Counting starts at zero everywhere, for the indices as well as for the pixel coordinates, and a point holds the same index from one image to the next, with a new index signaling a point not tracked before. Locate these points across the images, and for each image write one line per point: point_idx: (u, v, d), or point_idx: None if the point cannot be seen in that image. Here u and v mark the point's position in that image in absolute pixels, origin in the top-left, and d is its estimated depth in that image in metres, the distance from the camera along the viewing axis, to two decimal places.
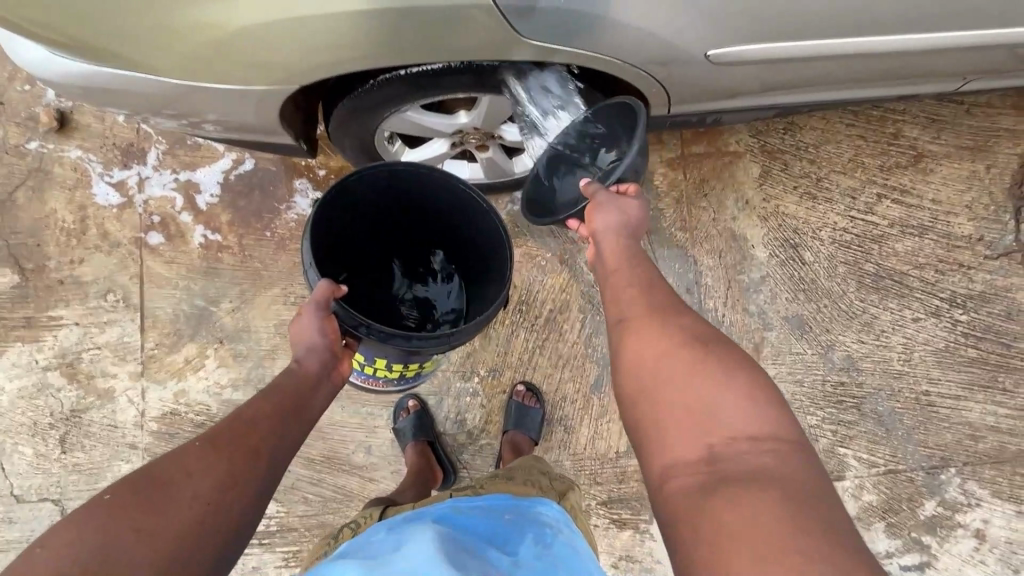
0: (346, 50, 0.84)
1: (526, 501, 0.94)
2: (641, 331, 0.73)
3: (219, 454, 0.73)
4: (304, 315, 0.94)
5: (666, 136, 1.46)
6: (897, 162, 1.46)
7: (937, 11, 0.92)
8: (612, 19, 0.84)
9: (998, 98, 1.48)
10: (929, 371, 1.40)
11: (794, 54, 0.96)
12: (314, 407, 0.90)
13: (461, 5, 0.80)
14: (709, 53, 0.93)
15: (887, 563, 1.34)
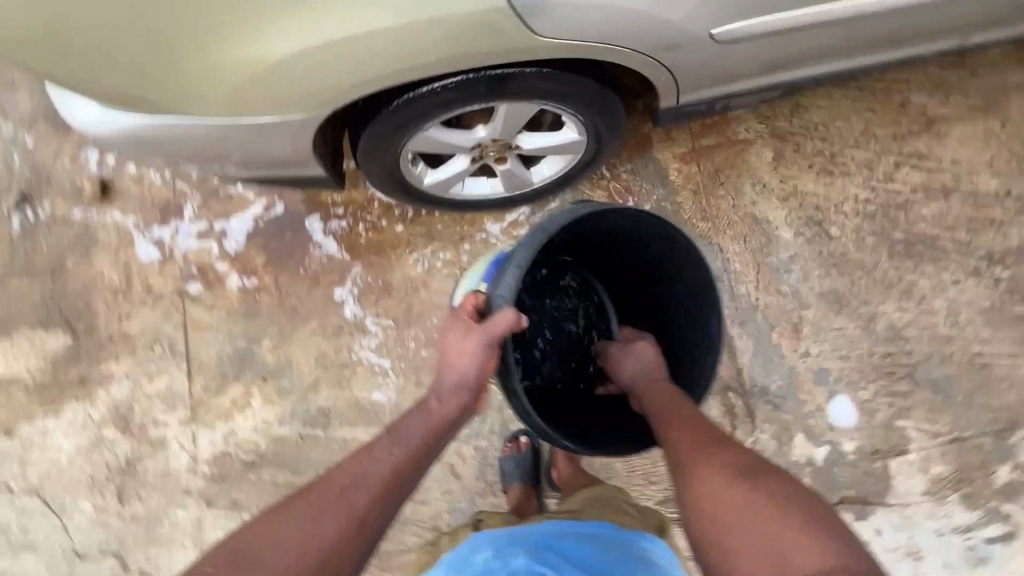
0: (370, 67, 0.89)
1: (633, 535, 1.02)
2: (696, 471, 0.79)
3: (326, 532, 0.75)
4: (473, 341, 0.97)
5: (676, 132, 1.49)
6: (910, 130, 1.47)
7: None
8: (622, 8, 0.88)
9: (1001, 54, 1.49)
10: (978, 332, 1.37)
11: (792, 23, 1.00)
12: (431, 457, 0.92)
13: (476, 13, 0.85)
14: (712, 32, 0.97)
15: (970, 536, 1.28)
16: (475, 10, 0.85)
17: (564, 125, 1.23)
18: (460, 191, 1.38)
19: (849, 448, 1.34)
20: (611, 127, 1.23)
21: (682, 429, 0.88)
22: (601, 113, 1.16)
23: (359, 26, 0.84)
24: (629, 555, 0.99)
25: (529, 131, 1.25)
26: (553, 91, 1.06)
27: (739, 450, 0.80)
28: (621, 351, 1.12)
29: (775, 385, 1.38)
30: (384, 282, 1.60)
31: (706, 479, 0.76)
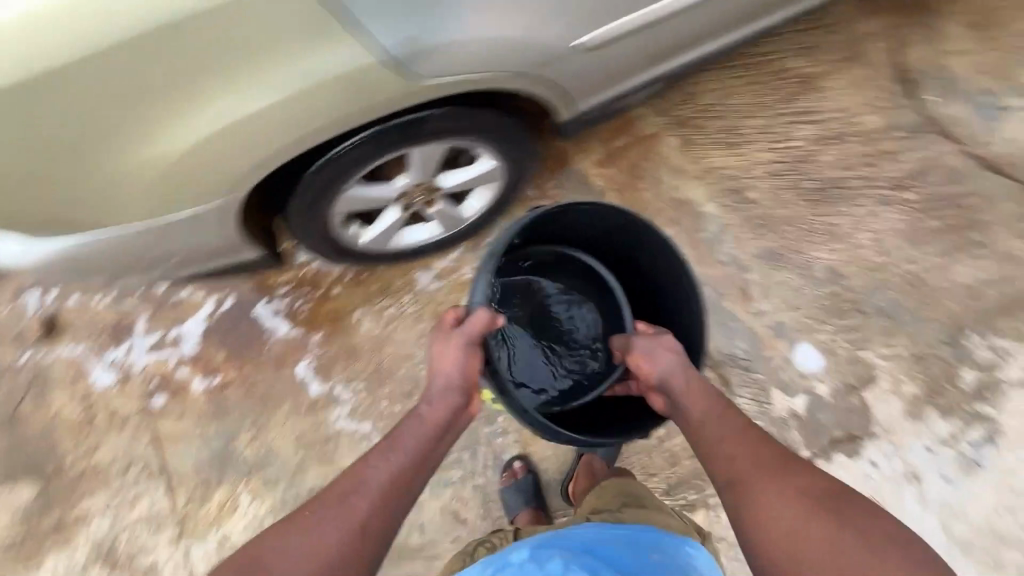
0: (274, 138, 0.89)
1: (674, 545, 1.03)
2: (763, 498, 0.76)
3: (330, 537, 0.78)
4: (453, 344, 1.00)
5: (587, 140, 1.59)
6: (792, 91, 1.61)
7: None
8: (501, 36, 0.89)
9: (850, 9, 1.65)
10: (905, 252, 1.46)
11: (651, 16, 1.09)
12: (432, 459, 0.92)
13: (362, 68, 0.84)
14: (574, 43, 1.02)
15: (959, 445, 1.31)
16: (362, 63, 0.84)
17: (478, 157, 1.30)
18: (399, 241, 1.43)
19: (824, 390, 1.39)
20: (522, 149, 1.30)
21: (744, 441, 0.84)
22: (507, 137, 1.24)
23: (251, 102, 0.83)
24: (669, 562, 0.99)
25: (448, 170, 1.32)
26: (456, 127, 1.13)
27: (806, 471, 0.78)
28: (648, 342, 0.98)
29: (740, 349, 1.42)
30: (348, 347, 1.60)
31: (775, 499, 0.75)
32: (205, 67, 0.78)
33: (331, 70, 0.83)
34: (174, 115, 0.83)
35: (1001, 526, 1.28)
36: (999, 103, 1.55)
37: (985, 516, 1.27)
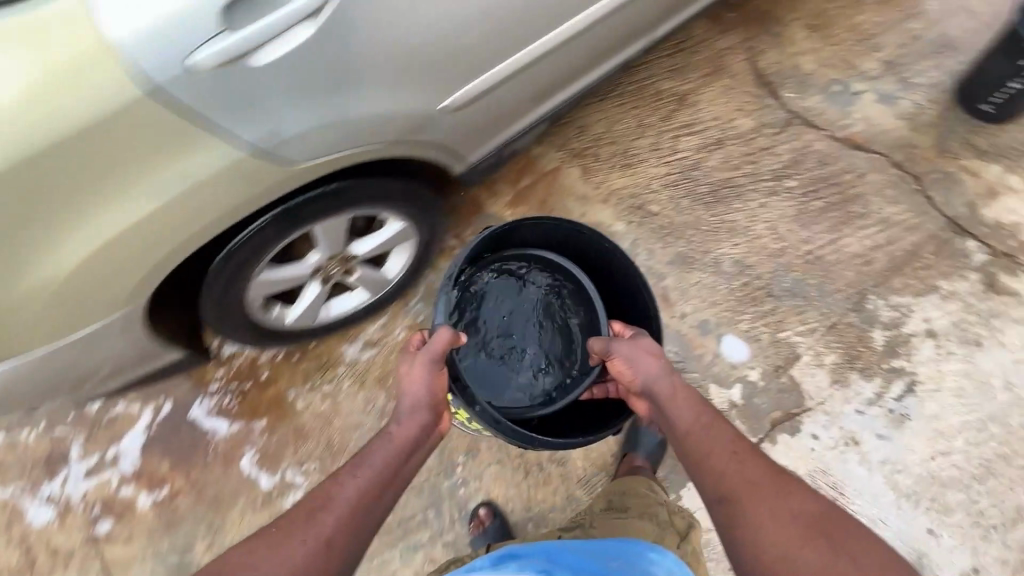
0: (157, 247, 0.88)
1: (638, 554, 1.03)
2: (753, 513, 0.78)
3: (296, 553, 0.75)
4: (420, 363, 1.03)
5: (495, 185, 1.68)
6: (671, 109, 1.75)
7: None
8: (364, 114, 0.92)
9: (705, 30, 1.83)
10: (799, 234, 1.57)
11: (511, 67, 1.12)
12: (403, 474, 0.92)
13: (230, 166, 0.84)
14: (443, 105, 1.05)
15: (884, 402, 1.39)
16: (227, 160, 0.84)
17: (386, 220, 1.35)
18: (328, 313, 1.46)
19: (755, 376, 1.45)
20: (427, 205, 1.35)
21: (745, 453, 0.87)
22: (408, 195, 1.28)
23: (121, 219, 0.82)
24: (628, 568, 1.00)
25: (360, 238, 1.36)
26: (352, 198, 1.17)
27: (801, 494, 0.80)
28: (630, 347, 1.06)
29: (671, 353, 1.49)
30: (296, 429, 1.58)
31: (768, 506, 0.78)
32: (90, 178, 0.77)
33: (196, 173, 0.82)
34: (52, 237, 0.81)
35: (942, 474, 1.33)
36: (851, 88, 1.71)
37: (924, 466, 1.33)
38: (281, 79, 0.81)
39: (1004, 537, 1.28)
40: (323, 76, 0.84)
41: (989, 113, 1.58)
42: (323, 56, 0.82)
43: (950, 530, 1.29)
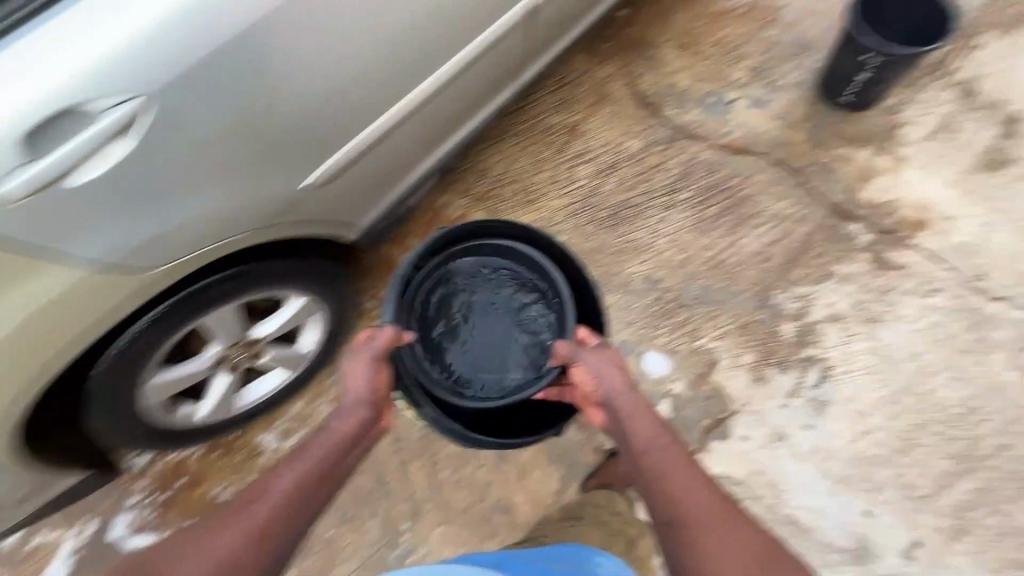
0: (12, 381, 0.86)
1: (586, 556, 1.13)
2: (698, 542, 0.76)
3: (225, 545, 0.74)
4: (361, 362, 0.98)
5: (404, 241, 1.71)
6: (563, 142, 1.83)
7: (444, 49, 1.13)
8: (211, 210, 0.92)
9: (583, 64, 1.94)
10: (700, 242, 1.63)
11: (373, 133, 1.12)
12: (344, 469, 0.89)
13: (72, 289, 0.82)
14: (305, 183, 1.05)
15: (803, 392, 1.43)
16: (67, 284, 0.82)
17: (285, 299, 1.31)
18: (244, 400, 1.42)
19: (681, 388, 1.47)
20: (327, 279, 1.31)
21: (698, 477, 0.84)
22: (302, 274, 1.24)
23: None
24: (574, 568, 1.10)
25: (261, 320, 1.32)
26: (237, 288, 1.13)
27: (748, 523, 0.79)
28: (596, 356, 0.99)
29: None
30: None
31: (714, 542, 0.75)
32: None
33: (33, 304, 0.80)
34: None
35: (867, 453, 1.36)
36: (726, 98, 1.81)
37: (850, 448, 1.36)
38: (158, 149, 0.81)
39: (936, 505, 1.30)
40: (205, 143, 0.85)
41: (847, 103, 1.69)
42: (207, 124, 0.83)
43: (883, 508, 1.31)
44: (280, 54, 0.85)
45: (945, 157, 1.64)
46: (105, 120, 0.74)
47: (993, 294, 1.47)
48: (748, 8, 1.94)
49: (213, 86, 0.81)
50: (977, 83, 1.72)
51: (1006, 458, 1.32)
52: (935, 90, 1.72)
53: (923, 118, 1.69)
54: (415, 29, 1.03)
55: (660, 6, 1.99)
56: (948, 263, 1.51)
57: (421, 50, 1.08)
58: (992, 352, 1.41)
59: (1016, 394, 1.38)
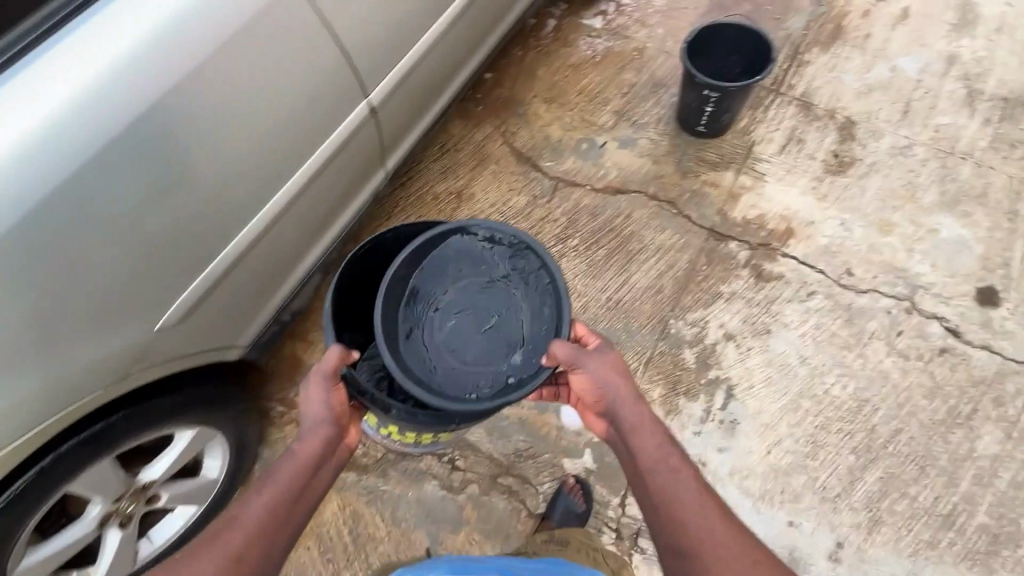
0: None
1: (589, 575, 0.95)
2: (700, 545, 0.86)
3: (201, 573, 0.78)
4: (318, 382, 0.97)
5: (310, 336, 1.72)
6: (452, 209, 1.87)
7: (289, 160, 1.12)
8: (50, 380, 0.86)
9: (460, 131, 2.00)
10: (596, 285, 1.67)
11: (229, 257, 1.10)
12: (316, 485, 0.94)
13: None
14: (160, 324, 1.02)
15: (713, 416, 1.47)
16: None
17: (174, 437, 1.22)
18: (151, 547, 1.32)
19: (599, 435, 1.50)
20: (216, 407, 1.24)
21: (697, 484, 0.93)
22: (184, 410, 1.16)
23: None
24: None
25: (151, 462, 1.24)
26: (104, 446, 1.05)
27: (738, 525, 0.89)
28: (598, 365, 1.01)
29: (518, 443, 1.51)
30: None
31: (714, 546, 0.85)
32: None
33: None
34: None
35: (781, 464, 1.41)
36: (597, 142, 1.91)
37: (764, 462, 1.41)
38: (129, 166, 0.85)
39: (850, 501, 1.36)
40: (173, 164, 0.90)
41: (704, 133, 1.82)
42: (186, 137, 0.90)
43: (804, 515, 1.36)
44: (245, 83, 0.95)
45: (798, 167, 1.77)
46: (97, 117, 0.79)
47: (862, 287, 1.58)
48: (604, 56, 2.08)
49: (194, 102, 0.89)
50: (813, 96, 1.89)
51: (903, 441, 1.40)
52: (778, 108, 1.87)
53: (773, 134, 1.83)
54: (262, 143, 1.03)
55: (524, 65, 2.09)
56: (818, 265, 1.62)
57: (263, 168, 1.07)
58: (872, 342, 1.51)
59: (900, 379, 1.46)
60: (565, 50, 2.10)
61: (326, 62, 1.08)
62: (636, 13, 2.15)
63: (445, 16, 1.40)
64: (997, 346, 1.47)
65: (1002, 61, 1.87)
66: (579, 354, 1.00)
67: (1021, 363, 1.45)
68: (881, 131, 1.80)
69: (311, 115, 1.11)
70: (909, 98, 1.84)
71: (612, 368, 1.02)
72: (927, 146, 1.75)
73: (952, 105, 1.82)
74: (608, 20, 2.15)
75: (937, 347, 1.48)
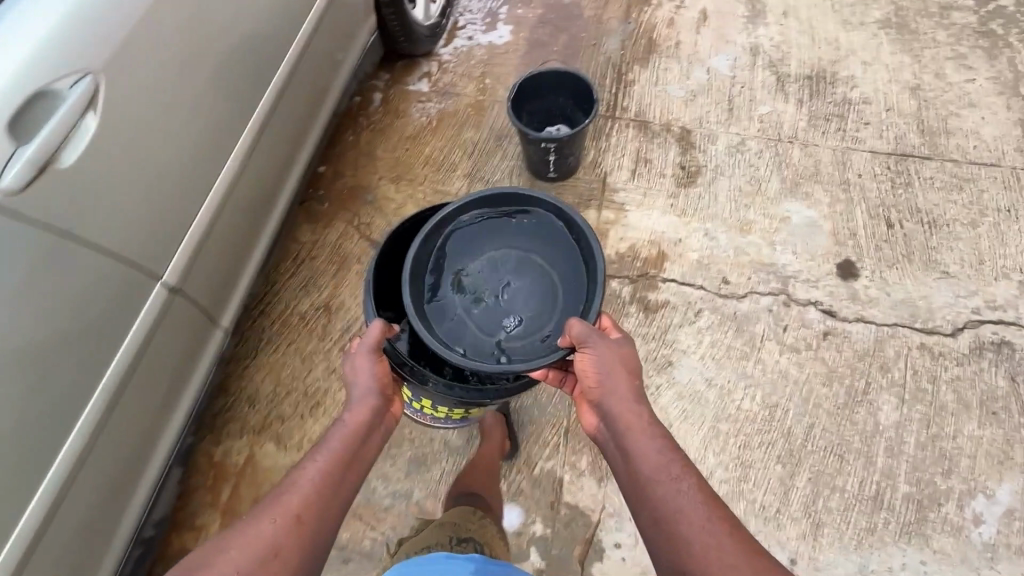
0: None
1: None
2: (694, 545, 0.82)
3: (270, 527, 0.83)
4: (365, 359, 1.09)
5: (200, 518, 1.50)
6: (324, 323, 1.71)
7: (74, 388, 1.00)
8: None
9: (311, 235, 1.84)
10: None
11: (40, 510, 0.99)
12: (367, 452, 1.03)
13: None
14: None
15: None
16: None
17: None
18: None
19: (541, 526, 1.42)
20: None
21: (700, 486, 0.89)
22: None
23: None
24: None
25: None
26: None
27: (744, 538, 0.83)
28: (602, 353, 1.06)
29: None
30: None
31: (709, 550, 0.81)
32: None
33: None
34: None
35: (719, 495, 1.40)
36: None
37: None
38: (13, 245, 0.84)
39: (790, 512, 1.37)
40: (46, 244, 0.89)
41: (555, 177, 1.80)
42: (55, 198, 0.89)
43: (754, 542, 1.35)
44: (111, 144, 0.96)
45: (653, 188, 1.79)
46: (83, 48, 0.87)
47: (741, 292, 1.61)
48: (440, 119, 2.01)
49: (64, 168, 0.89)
50: (646, 114, 1.93)
51: (818, 435, 1.43)
52: (618, 133, 1.89)
53: (620, 161, 1.84)
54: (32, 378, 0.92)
55: (360, 148, 1.97)
56: (696, 282, 1.64)
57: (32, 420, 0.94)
58: (764, 345, 1.54)
59: (798, 374, 1.50)
60: (398, 122, 2.01)
61: (100, 252, 0.99)
62: (459, 68, 2.10)
63: (242, 139, 1.30)
64: (869, 316, 1.54)
65: (796, 42, 2.01)
66: (593, 335, 1.06)
67: (893, 326, 1.52)
68: (714, 134, 1.87)
69: (87, 325, 1.00)
70: (730, 96, 1.93)
71: (615, 358, 1.06)
72: (757, 139, 1.84)
73: (767, 94, 1.92)
74: (434, 80, 2.08)
75: (820, 332, 1.54)
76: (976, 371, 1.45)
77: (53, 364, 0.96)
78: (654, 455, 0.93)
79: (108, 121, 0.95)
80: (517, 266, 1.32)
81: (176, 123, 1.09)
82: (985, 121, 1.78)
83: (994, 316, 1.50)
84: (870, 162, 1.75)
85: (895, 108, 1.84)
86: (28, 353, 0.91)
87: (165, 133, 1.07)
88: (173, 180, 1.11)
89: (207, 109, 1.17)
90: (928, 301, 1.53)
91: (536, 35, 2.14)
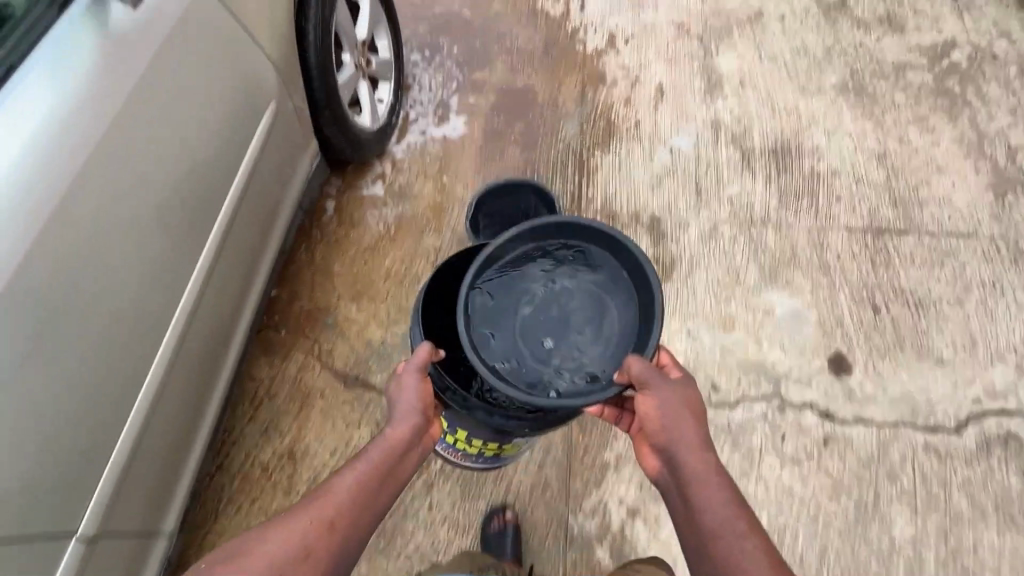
0: None
1: None
2: None
3: (303, 528, 0.81)
4: (409, 378, 1.02)
5: None
6: (289, 473, 1.57)
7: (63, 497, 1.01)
8: None
9: (267, 370, 1.69)
10: (478, 514, 1.45)
11: None
12: (405, 469, 0.98)
13: None
14: None
15: None
16: None
17: None
18: None
19: None
20: None
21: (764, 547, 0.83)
22: None
23: None
24: None
25: None
26: None
27: None
28: (663, 395, 0.95)
29: None
30: None
31: None
32: None
33: None
34: None
35: None
36: None
37: None
38: (38, 282, 0.89)
39: None
40: (66, 283, 0.94)
41: None
42: (92, 211, 0.97)
43: None
44: (124, 184, 1.02)
45: None
46: (116, 72, 0.98)
47: (732, 400, 1.50)
48: (398, 226, 1.90)
49: (90, 192, 0.96)
50: (613, 204, 1.85)
51: (832, 559, 1.34)
52: None
53: None
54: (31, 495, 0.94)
55: (315, 265, 1.84)
56: None
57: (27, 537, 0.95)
58: (764, 459, 1.44)
59: (803, 490, 1.40)
60: (355, 231, 1.90)
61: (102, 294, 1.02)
62: (414, 166, 2.00)
63: (228, 200, 1.31)
64: (868, 416, 1.46)
65: (756, 114, 1.96)
66: (653, 376, 0.95)
67: (894, 427, 1.44)
68: (685, 220, 1.79)
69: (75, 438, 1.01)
70: (696, 177, 1.86)
71: (677, 401, 0.96)
72: (730, 224, 1.77)
73: (734, 172, 1.86)
74: (389, 183, 1.98)
75: (820, 439, 1.45)
76: (986, 470, 1.40)
77: (70, 413, 0.99)
78: (716, 510, 0.86)
79: (134, 138, 1.03)
80: (576, 305, 1.12)
81: (185, 133, 1.15)
82: (956, 188, 1.75)
83: (994, 406, 1.46)
84: (847, 241, 1.69)
85: (865, 180, 1.79)
86: (77, 348, 0.98)
87: (177, 142, 1.13)
88: (187, 195, 1.18)
89: (212, 124, 1.22)
90: (927, 395, 1.47)
91: (491, 124, 2.06)
